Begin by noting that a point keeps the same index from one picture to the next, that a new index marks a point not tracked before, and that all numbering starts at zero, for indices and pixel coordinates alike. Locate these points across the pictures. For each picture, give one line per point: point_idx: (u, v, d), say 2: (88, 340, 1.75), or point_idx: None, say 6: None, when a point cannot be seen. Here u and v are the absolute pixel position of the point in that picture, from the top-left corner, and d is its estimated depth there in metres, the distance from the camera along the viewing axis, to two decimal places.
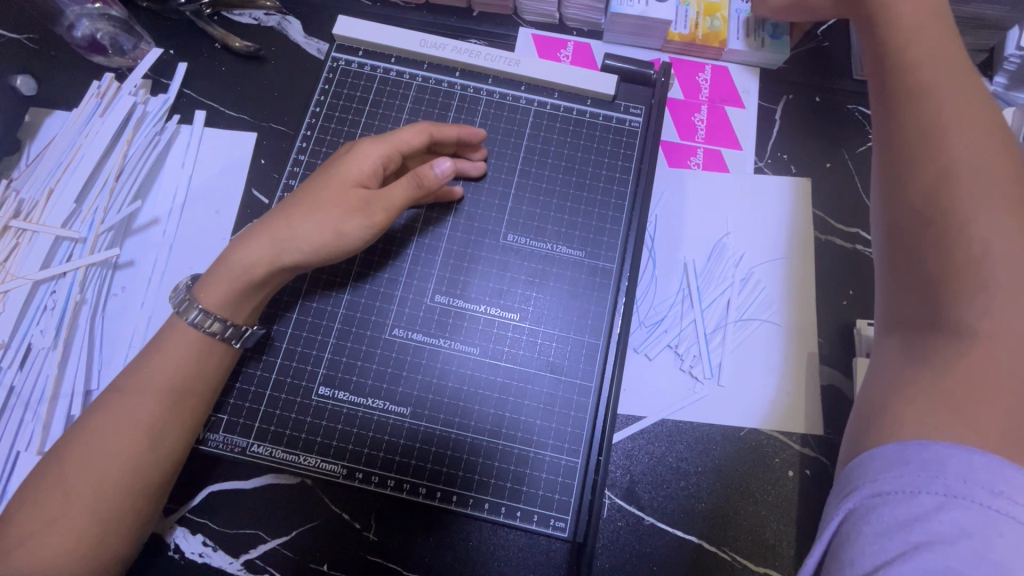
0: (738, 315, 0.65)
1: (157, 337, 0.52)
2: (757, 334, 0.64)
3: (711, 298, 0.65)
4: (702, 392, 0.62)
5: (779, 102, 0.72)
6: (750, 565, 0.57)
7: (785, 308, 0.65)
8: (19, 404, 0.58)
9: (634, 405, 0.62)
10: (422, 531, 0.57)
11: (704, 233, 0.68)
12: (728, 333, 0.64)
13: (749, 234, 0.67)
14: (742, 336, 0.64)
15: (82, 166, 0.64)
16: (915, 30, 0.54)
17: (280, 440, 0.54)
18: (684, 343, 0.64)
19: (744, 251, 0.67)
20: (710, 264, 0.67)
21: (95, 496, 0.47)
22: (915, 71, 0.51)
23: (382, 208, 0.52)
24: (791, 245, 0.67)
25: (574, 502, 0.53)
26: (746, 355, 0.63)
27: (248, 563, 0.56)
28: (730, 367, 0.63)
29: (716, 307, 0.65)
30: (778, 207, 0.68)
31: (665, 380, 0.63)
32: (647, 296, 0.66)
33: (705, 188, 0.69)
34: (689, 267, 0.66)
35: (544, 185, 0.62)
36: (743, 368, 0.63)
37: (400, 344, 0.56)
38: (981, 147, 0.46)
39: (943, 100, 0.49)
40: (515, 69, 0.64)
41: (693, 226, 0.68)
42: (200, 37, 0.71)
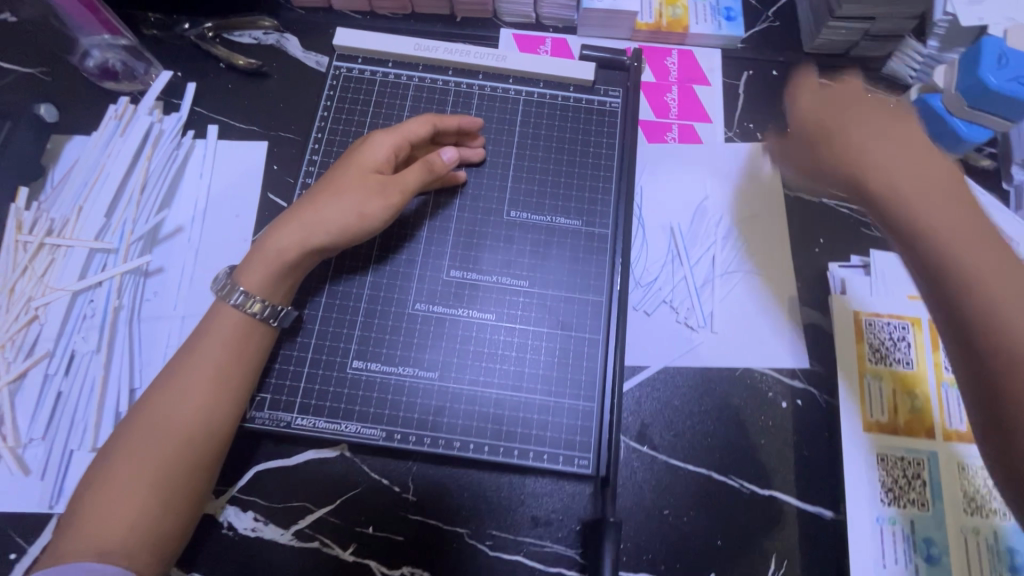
0: (723, 268, 0.71)
1: (199, 327, 0.56)
2: (742, 284, 0.70)
3: (699, 256, 0.72)
4: (698, 338, 0.68)
5: (741, 78, 0.80)
6: (755, 489, 0.63)
7: (766, 259, 0.71)
8: (68, 408, 0.62)
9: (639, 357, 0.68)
10: (458, 487, 0.62)
11: (685, 200, 0.74)
12: (716, 286, 0.70)
13: (726, 196, 0.74)
14: (729, 288, 0.70)
15: (107, 184, 0.69)
16: (822, 99, 0.56)
17: (321, 412, 0.59)
18: (678, 298, 0.70)
19: (722, 212, 0.74)
20: (694, 227, 0.73)
21: (155, 480, 0.51)
22: (840, 133, 0.52)
23: (398, 190, 0.58)
24: (765, 202, 0.74)
25: (594, 441, 0.59)
26: (735, 303, 0.70)
27: (298, 533, 0.60)
28: (721, 315, 0.69)
29: (702, 263, 0.71)
30: (749, 170, 0.76)
31: (664, 332, 0.69)
32: (640, 259, 0.72)
33: (684, 160, 0.76)
34: (676, 231, 0.73)
35: (538, 165, 0.68)
36: (733, 315, 0.69)
37: (422, 316, 0.62)
38: (943, 194, 0.46)
39: (879, 154, 0.49)
40: (502, 64, 0.71)
41: (675, 194, 0.75)
42: (205, 58, 0.77)
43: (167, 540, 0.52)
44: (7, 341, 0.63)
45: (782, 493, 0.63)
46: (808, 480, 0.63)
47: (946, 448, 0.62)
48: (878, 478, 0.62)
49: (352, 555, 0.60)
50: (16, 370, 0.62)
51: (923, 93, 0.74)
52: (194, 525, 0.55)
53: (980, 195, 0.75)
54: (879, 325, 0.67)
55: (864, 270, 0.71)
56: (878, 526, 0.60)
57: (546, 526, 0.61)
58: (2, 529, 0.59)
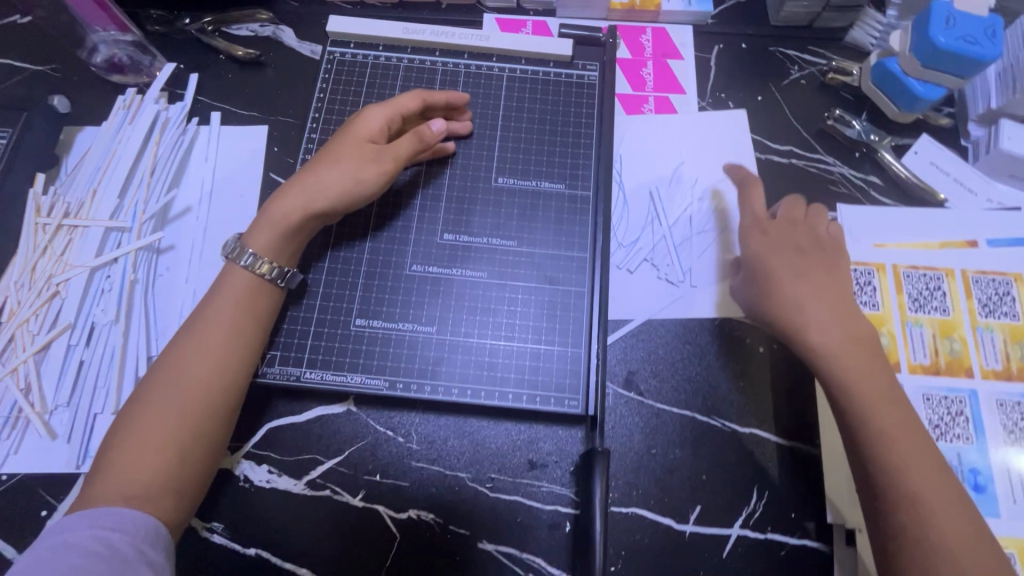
0: (700, 226, 0.76)
1: (208, 295, 0.60)
2: (718, 239, 0.75)
3: (677, 216, 0.76)
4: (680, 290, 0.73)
5: (712, 51, 0.85)
6: (736, 427, 0.67)
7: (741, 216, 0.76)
8: (90, 375, 0.66)
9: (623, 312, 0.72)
10: (457, 434, 0.66)
11: (662, 165, 0.79)
12: (694, 243, 0.75)
13: (702, 159, 0.79)
14: (706, 244, 0.75)
15: (119, 168, 0.73)
16: (769, 238, 0.70)
17: (328, 365, 0.63)
18: (659, 256, 0.74)
19: (697, 175, 0.78)
20: (673, 189, 0.78)
21: (175, 434, 0.55)
22: (781, 279, 0.66)
23: (391, 158, 0.63)
24: (739, 164, 0.79)
25: (583, 383, 0.63)
26: (714, 257, 0.74)
27: (310, 483, 0.64)
28: (701, 269, 0.74)
29: (680, 222, 0.76)
30: (723, 134, 0.80)
31: (648, 287, 0.73)
32: (621, 222, 0.77)
33: (661, 128, 0.81)
34: (656, 194, 0.78)
35: (522, 135, 0.73)
36: (712, 268, 0.74)
37: (419, 277, 0.66)
38: (870, 367, 0.60)
39: (814, 314, 0.64)
40: (486, 44, 0.76)
41: (654, 161, 0.79)
42: (207, 50, 0.81)
43: (187, 491, 0.55)
44: (30, 315, 0.67)
45: (761, 430, 0.67)
46: (786, 418, 0.68)
47: (909, 379, 0.68)
48: None
49: (361, 501, 0.64)
50: (41, 342, 0.66)
51: (882, 58, 0.79)
52: (210, 481, 0.59)
53: (941, 150, 0.79)
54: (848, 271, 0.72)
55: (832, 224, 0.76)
56: None
57: (542, 468, 0.65)
58: (33, 488, 0.63)
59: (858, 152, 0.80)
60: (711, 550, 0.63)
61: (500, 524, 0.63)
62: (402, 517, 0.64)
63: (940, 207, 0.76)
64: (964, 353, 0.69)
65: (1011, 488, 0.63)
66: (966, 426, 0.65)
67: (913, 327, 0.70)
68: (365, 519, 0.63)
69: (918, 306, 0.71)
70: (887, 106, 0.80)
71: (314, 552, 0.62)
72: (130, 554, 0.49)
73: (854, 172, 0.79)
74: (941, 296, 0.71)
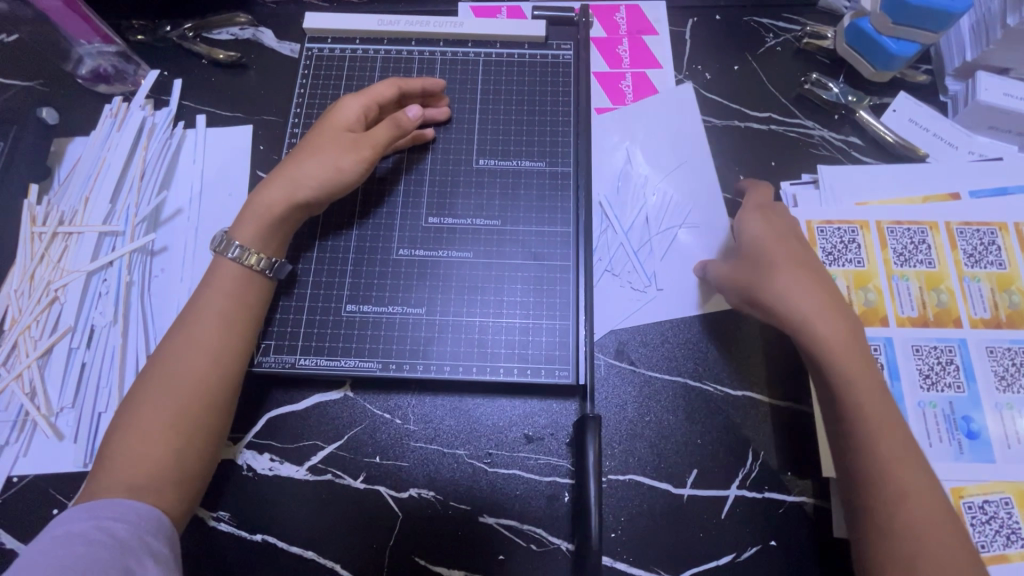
0: (656, 227, 0.75)
1: (201, 286, 0.61)
2: (679, 237, 0.75)
3: (637, 219, 0.76)
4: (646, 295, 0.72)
5: (687, 25, 0.86)
6: (728, 391, 0.68)
7: (711, 205, 0.76)
8: (92, 375, 0.68)
9: (607, 305, 0.72)
10: (453, 413, 0.67)
11: (605, 175, 0.78)
12: (654, 245, 0.75)
13: (657, 158, 0.78)
14: (666, 244, 0.75)
15: (110, 174, 0.75)
16: (768, 226, 0.66)
17: (321, 352, 0.65)
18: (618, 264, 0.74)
19: (643, 177, 0.78)
20: (626, 197, 0.77)
21: (174, 422, 0.56)
22: (780, 267, 0.63)
23: (369, 144, 0.64)
24: (694, 159, 0.78)
25: (572, 354, 0.64)
26: (676, 257, 0.74)
27: (311, 468, 0.66)
28: (665, 273, 0.73)
29: (635, 227, 0.76)
30: (677, 129, 0.80)
31: (612, 295, 0.73)
32: None
33: (605, 138, 0.80)
34: (606, 205, 0.77)
35: (501, 117, 0.74)
36: (675, 269, 0.73)
37: (407, 260, 0.67)
38: (866, 361, 0.59)
39: (815, 307, 0.61)
40: (460, 30, 0.77)
41: (605, 171, 0.79)
42: (189, 56, 0.83)
43: (190, 478, 0.57)
44: (31, 322, 0.69)
45: (753, 393, 0.68)
46: (777, 378, 0.68)
47: (898, 332, 0.68)
48: None
49: (363, 482, 0.65)
50: (42, 346, 0.68)
51: (855, 19, 0.79)
52: (212, 468, 0.60)
53: (920, 106, 0.79)
54: (831, 230, 0.72)
55: (815, 185, 0.76)
56: None
57: (539, 441, 0.66)
58: (42, 487, 0.65)
59: (837, 115, 0.81)
60: (709, 511, 0.64)
61: (500, 497, 0.64)
62: (403, 496, 0.65)
63: (922, 162, 0.77)
64: (951, 303, 0.69)
65: (1003, 432, 0.64)
66: (956, 375, 0.66)
67: (899, 281, 0.71)
68: (367, 500, 0.65)
69: (903, 261, 0.71)
70: (863, 67, 0.81)
71: (319, 535, 0.64)
72: (130, 541, 0.50)
73: (834, 135, 0.80)
74: (926, 249, 0.72)
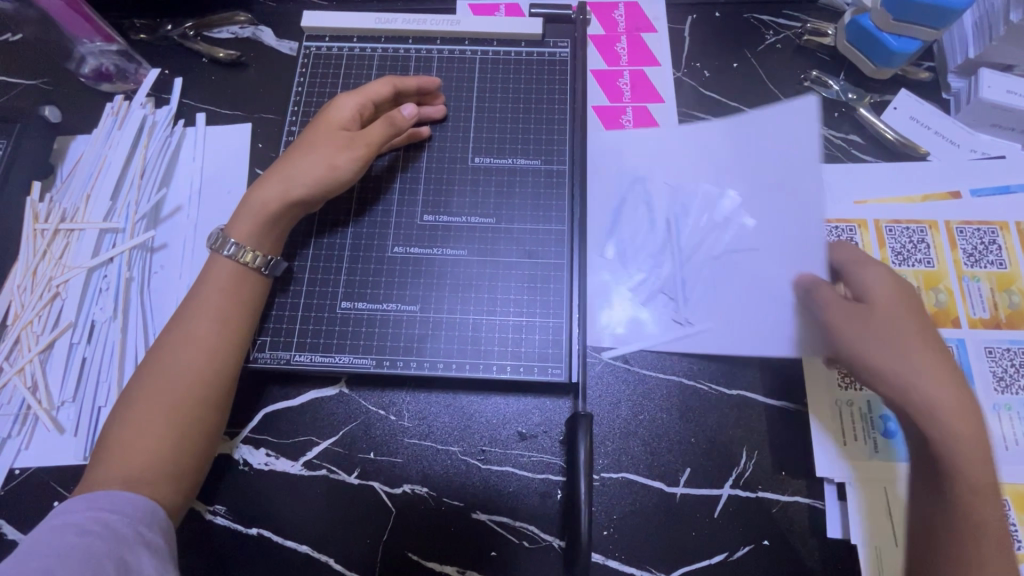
0: (708, 252, 0.72)
1: (200, 281, 0.62)
2: (729, 266, 0.71)
3: (699, 246, 0.73)
4: (689, 326, 0.70)
5: (686, 22, 0.86)
6: (722, 390, 0.68)
7: (771, 241, 0.72)
8: (92, 370, 0.69)
9: (649, 329, 0.70)
10: (446, 409, 0.67)
11: (665, 188, 0.76)
12: (700, 271, 0.72)
13: (730, 185, 0.75)
14: (713, 271, 0.71)
15: (111, 172, 0.76)
16: (899, 302, 0.62)
17: (315, 348, 0.65)
18: (664, 285, 0.71)
19: (701, 197, 0.75)
20: (691, 218, 0.74)
21: (168, 416, 0.57)
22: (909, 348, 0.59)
23: (364, 142, 0.64)
24: (773, 193, 0.74)
25: (565, 352, 0.64)
26: (723, 287, 0.71)
27: (307, 463, 0.66)
28: (711, 306, 0.70)
29: (685, 248, 0.73)
30: (759, 157, 0.76)
31: (655, 320, 0.70)
32: (626, 244, 0.74)
33: (679, 152, 0.77)
34: (669, 223, 0.74)
35: (497, 115, 0.74)
36: (727, 305, 0.70)
37: (401, 257, 0.68)
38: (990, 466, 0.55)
39: (947, 398, 0.57)
40: (457, 28, 0.77)
41: (673, 190, 0.76)
42: (190, 55, 0.84)
43: (184, 471, 0.57)
44: (34, 317, 0.70)
45: (749, 392, 0.68)
46: (773, 379, 0.68)
47: None
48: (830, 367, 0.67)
49: (357, 478, 0.66)
50: (44, 341, 0.69)
51: (855, 16, 0.79)
52: (207, 463, 0.61)
53: (921, 104, 0.78)
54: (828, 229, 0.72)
55: None
56: (838, 409, 0.66)
57: (532, 439, 0.66)
58: (43, 480, 0.66)
59: (838, 113, 0.80)
60: (702, 510, 0.64)
61: (492, 494, 0.65)
62: (397, 492, 0.65)
63: (923, 160, 0.76)
64: (950, 303, 0.68)
65: (1002, 433, 0.63)
66: None
67: None
68: (361, 495, 0.65)
69: (901, 260, 0.71)
70: (863, 63, 0.80)
71: (313, 529, 0.64)
72: (127, 532, 0.51)
73: (835, 133, 0.79)
74: (925, 249, 0.71)
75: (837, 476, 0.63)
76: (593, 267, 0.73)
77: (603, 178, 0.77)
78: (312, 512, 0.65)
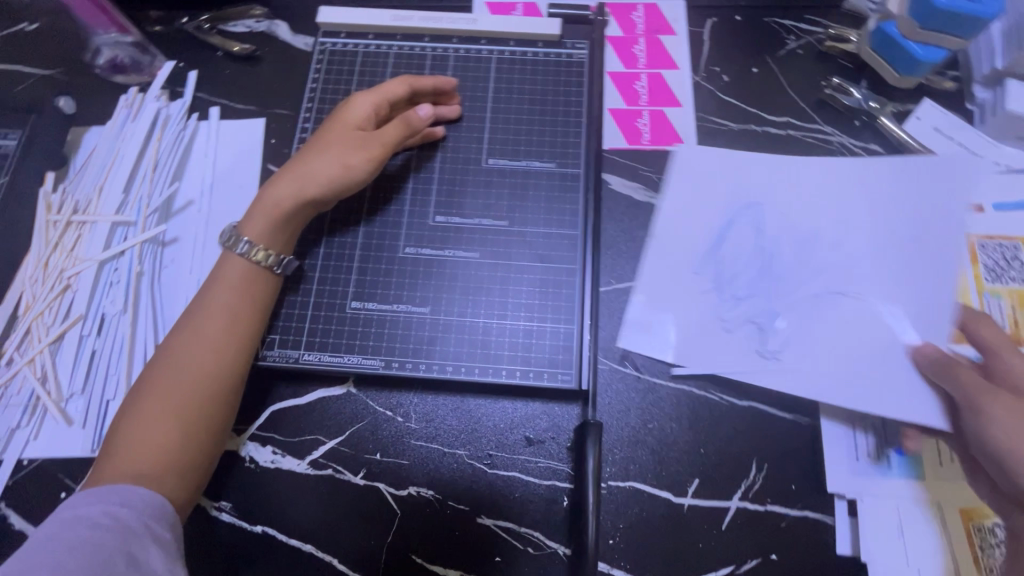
0: (814, 287, 0.69)
1: (208, 282, 0.62)
2: (831, 308, 0.68)
3: (805, 286, 0.69)
4: (779, 366, 0.66)
5: (705, 26, 0.84)
6: (735, 401, 0.67)
7: (888, 295, 0.67)
8: (102, 363, 0.69)
9: (732, 356, 0.67)
10: (453, 412, 0.67)
11: (779, 213, 0.73)
12: (796, 306, 0.68)
13: (849, 229, 0.71)
14: (809, 308, 0.68)
15: (124, 165, 0.76)
16: None
17: (324, 348, 0.65)
18: (756, 313, 0.68)
19: (816, 229, 0.71)
20: (801, 254, 0.70)
21: (177, 413, 0.57)
22: None
23: (379, 142, 0.64)
24: (892, 252, 0.69)
25: (576, 359, 0.64)
26: (822, 326, 0.67)
27: (313, 462, 0.66)
28: (804, 350, 0.66)
29: (786, 279, 0.69)
30: (892, 200, 0.72)
31: (748, 354, 0.67)
32: (726, 264, 0.71)
33: (797, 185, 0.74)
34: (776, 255, 0.70)
35: (512, 116, 0.73)
36: (823, 345, 0.66)
37: (413, 259, 0.67)
38: None
39: None
40: (474, 27, 0.76)
41: (787, 223, 0.72)
42: (204, 48, 0.83)
43: (194, 469, 0.57)
44: (45, 308, 0.70)
45: (762, 405, 0.67)
46: (787, 392, 0.67)
47: None
48: None
49: (362, 478, 0.65)
50: (55, 333, 0.69)
51: (879, 22, 0.77)
52: (216, 460, 0.61)
53: (944, 113, 0.77)
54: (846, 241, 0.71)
55: None
56: (851, 423, 0.65)
57: (539, 444, 0.65)
58: (50, 471, 0.66)
59: (858, 121, 0.79)
60: (709, 522, 0.63)
61: (498, 499, 0.64)
62: (402, 494, 0.65)
63: None
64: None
65: None
66: None
67: None
68: (366, 496, 0.65)
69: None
70: (886, 71, 0.79)
71: (318, 529, 0.64)
72: (136, 527, 0.51)
73: (853, 141, 0.78)
74: None
75: (848, 492, 0.62)
76: (691, 285, 0.70)
77: (710, 190, 0.74)
78: (318, 511, 0.65)
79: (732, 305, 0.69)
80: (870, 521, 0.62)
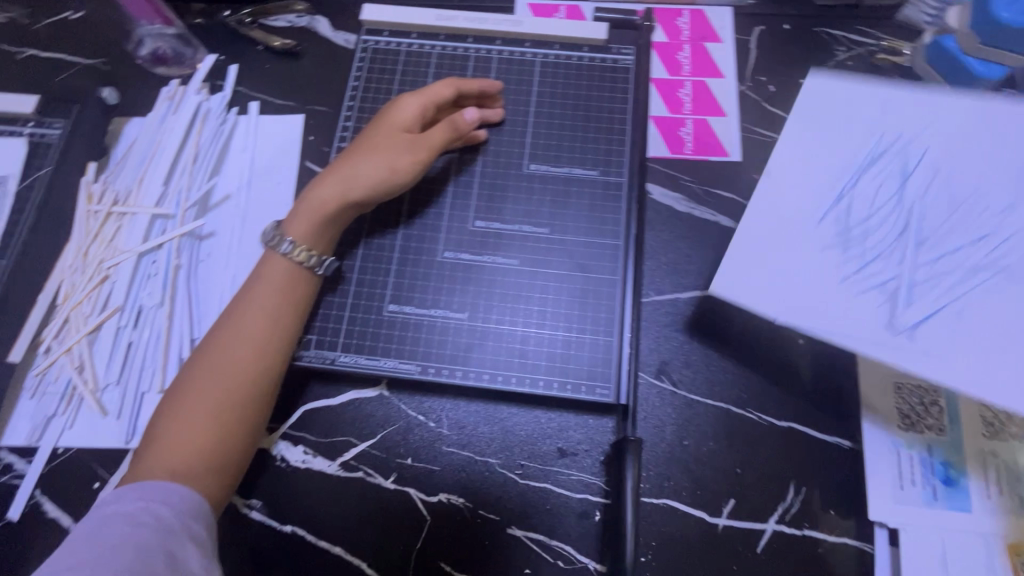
0: (980, 259, 0.50)
1: (248, 283, 0.62)
2: (996, 290, 0.49)
3: (969, 257, 0.51)
4: (925, 347, 0.48)
5: (752, 34, 0.82)
6: (774, 421, 0.65)
7: None
8: (138, 355, 0.69)
9: (850, 326, 0.50)
10: (486, 421, 0.66)
11: (942, 162, 0.53)
12: (942, 279, 0.50)
13: None
14: (963, 283, 0.50)
15: (164, 157, 0.76)
16: None
17: (361, 350, 0.65)
18: (885, 278, 0.51)
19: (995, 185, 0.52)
20: (975, 214, 0.51)
21: (215, 411, 0.57)
22: None
23: (426, 146, 0.64)
24: None
25: (614, 372, 0.63)
26: (980, 306, 0.49)
27: (344, 464, 0.66)
28: (950, 329, 0.49)
29: (932, 246, 0.51)
30: None
31: (882, 326, 0.49)
32: (852, 215, 0.53)
33: (1006, 125, 0.52)
34: (929, 215, 0.52)
35: (555, 121, 0.72)
36: (980, 331, 0.48)
37: (451, 263, 0.67)
38: None
39: None
40: (518, 29, 0.75)
41: (954, 174, 0.53)
42: (245, 42, 0.83)
43: (230, 468, 0.57)
44: (84, 298, 0.70)
45: (803, 426, 0.65)
46: (828, 414, 0.65)
47: None
48: (894, 406, 0.65)
49: (393, 483, 0.65)
50: (93, 323, 0.69)
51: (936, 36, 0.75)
52: (249, 459, 0.61)
53: None
54: None
55: None
56: (894, 450, 0.63)
57: (572, 456, 0.65)
58: (83, 460, 0.66)
59: None
60: (745, 545, 0.62)
61: (529, 511, 0.63)
62: (433, 500, 0.64)
63: None
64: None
65: None
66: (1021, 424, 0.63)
67: None
68: (396, 500, 0.64)
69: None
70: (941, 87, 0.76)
71: (348, 531, 0.64)
72: (174, 525, 0.51)
73: None
74: None
75: (890, 521, 0.61)
76: (814, 243, 0.53)
77: (858, 122, 0.55)
78: (349, 513, 0.64)
79: (862, 268, 0.52)
80: (913, 553, 0.60)
